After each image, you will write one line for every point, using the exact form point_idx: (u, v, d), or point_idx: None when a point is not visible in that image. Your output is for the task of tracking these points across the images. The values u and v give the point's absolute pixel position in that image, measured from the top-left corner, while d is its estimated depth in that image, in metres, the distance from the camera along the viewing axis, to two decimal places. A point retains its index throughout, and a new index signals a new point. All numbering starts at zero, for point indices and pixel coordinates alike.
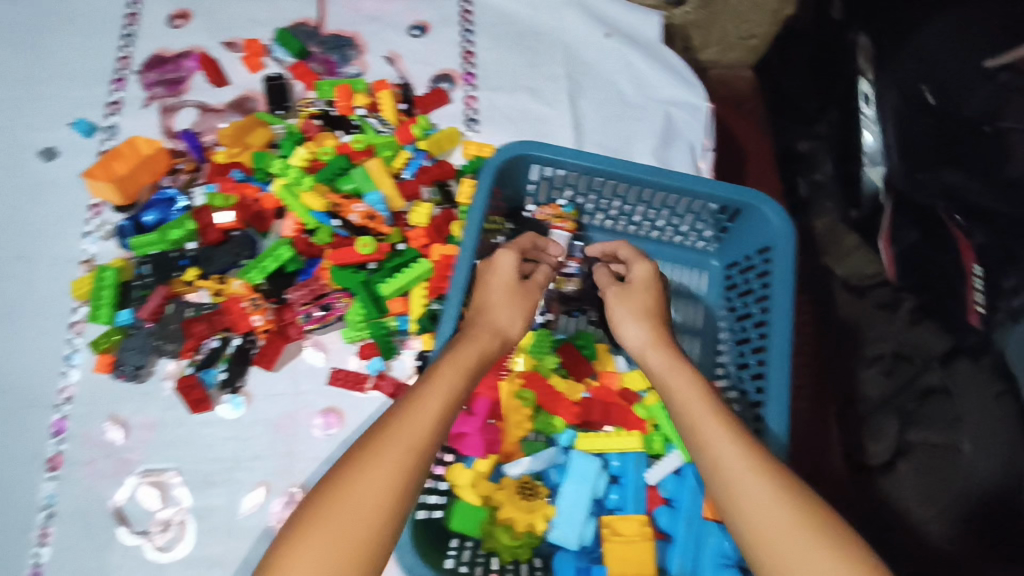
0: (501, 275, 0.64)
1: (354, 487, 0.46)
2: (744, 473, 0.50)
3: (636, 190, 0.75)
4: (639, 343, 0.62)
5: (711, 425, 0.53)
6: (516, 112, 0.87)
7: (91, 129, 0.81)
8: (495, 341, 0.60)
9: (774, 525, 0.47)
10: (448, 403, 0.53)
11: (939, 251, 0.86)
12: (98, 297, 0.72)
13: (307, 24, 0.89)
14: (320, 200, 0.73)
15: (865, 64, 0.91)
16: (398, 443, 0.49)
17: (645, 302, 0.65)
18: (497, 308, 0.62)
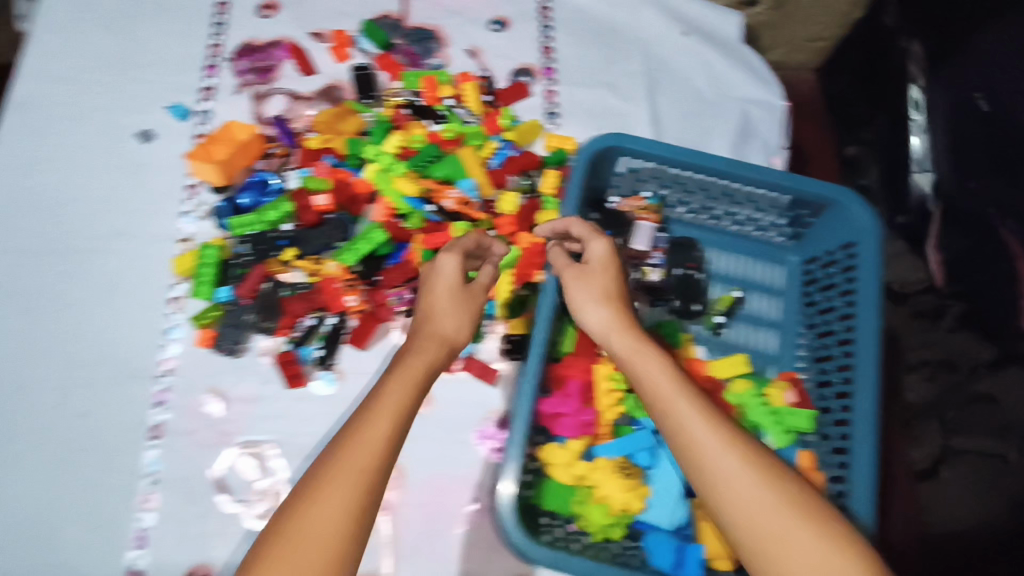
0: (443, 280, 0.64)
1: (319, 509, 0.48)
2: (721, 462, 0.49)
3: (721, 185, 0.75)
4: (602, 328, 0.60)
5: (684, 414, 0.52)
6: (595, 107, 0.89)
7: (186, 113, 0.84)
8: (441, 346, 0.60)
9: (757, 516, 0.47)
10: (399, 417, 0.53)
11: (992, 259, 0.85)
12: (200, 274, 0.75)
13: (390, 16, 0.91)
14: (413, 185, 0.76)
15: (915, 71, 0.93)
16: (356, 463, 0.50)
17: (606, 284, 0.61)
18: (445, 312, 0.62)
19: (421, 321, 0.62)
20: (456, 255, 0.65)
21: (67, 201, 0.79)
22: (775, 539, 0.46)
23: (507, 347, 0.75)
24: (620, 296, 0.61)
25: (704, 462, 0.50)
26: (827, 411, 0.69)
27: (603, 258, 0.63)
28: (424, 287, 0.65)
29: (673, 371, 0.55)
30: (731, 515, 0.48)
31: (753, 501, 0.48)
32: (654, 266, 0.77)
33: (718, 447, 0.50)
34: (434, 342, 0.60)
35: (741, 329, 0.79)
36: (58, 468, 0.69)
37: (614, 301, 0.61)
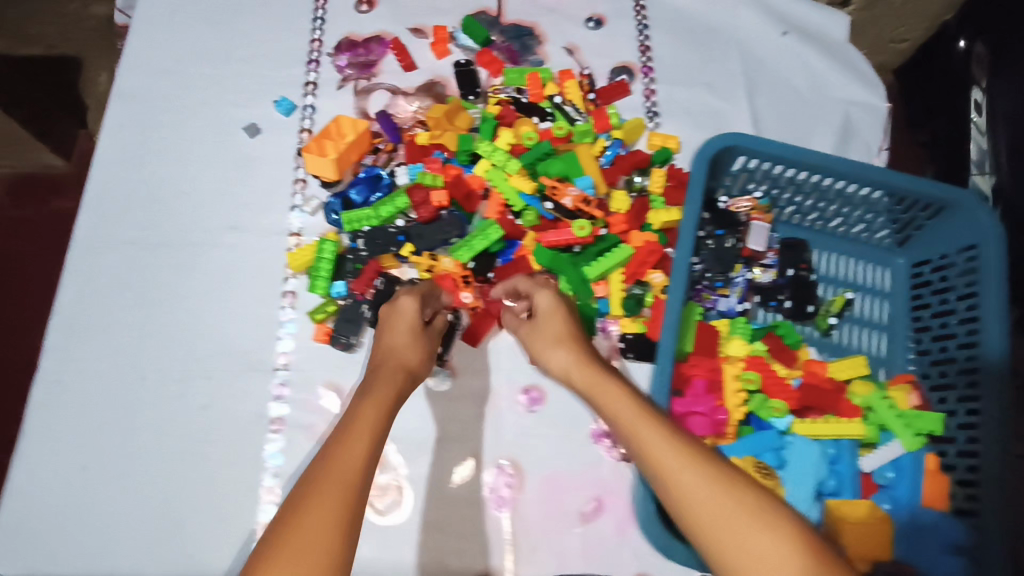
0: (402, 319, 0.63)
1: (298, 533, 0.43)
2: (679, 472, 0.46)
3: (837, 185, 0.75)
4: (564, 366, 0.59)
5: (647, 435, 0.49)
6: (695, 106, 0.88)
7: (291, 108, 0.84)
8: (404, 375, 0.59)
9: (727, 524, 0.43)
10: (373, 435, 0.50)
11: None
12: (317, 267, 0.75)
13: (487, 12, 0.91)
14: (530, 183, 0.76)
15: (978, 73, 0.93)
16: (330, 479, 0.46)
17: (557, 329, 0.61)
18: (401, 346, 0.61)
19: (379, 356, 0.60)
20: (415, 295, 0.65)
21: (180, 195, 0.80)
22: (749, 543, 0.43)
23: (623, 346, 0.74)
24: (578, 336, 0.61)
25: (668, 479, 0.46)
26: (950, 416, 0.68)
27: (552, 303, 0.64)
28: (382, 325, 0.64)
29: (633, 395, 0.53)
30: (696, 530, 0.44)
31: (720, 507, 0.44)
32: (767, 267, 0.77)
33: (674, 456, 0.47)
34: (398, 370, 0.58)
35: (852, 331, 0.78)
36: (181, 459, 0.70)
37: (570, 340, 0.60)
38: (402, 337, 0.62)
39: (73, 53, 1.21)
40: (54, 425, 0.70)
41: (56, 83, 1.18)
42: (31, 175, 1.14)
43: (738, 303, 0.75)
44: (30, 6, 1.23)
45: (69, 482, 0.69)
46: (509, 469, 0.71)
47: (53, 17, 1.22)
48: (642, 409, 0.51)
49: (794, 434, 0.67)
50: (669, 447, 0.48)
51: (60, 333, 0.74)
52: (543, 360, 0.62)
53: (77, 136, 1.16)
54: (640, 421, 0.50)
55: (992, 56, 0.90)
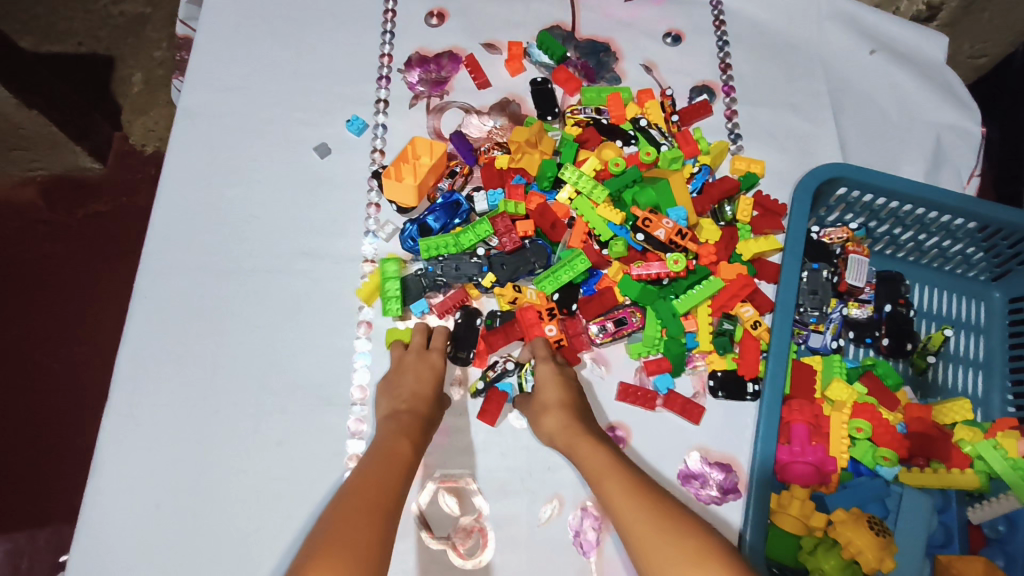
0: (429, 367, 0.68)
1: (345, 534, 0.48)
2: (628, 512, 0.52)
3: (936, 217, 0.72)
4: (554, 428, 0.64)
5: (608, 484, 0.56)
6: (779, 128, 0.84)
7: (362, 127, 0.81)
8: (426, 425, 0.65)
9: (660, 552, 0.48)
10: (404, 474, 0.57)
11: None
12: (386, 292, 0.72)
13: (562, 27, 0.88)
14: (619, 213, 0.74)
15: None
16: (373, 501, 0.53)
17: (554, 394, 0.66)
18: (417, 386, 0.66)
19: (405, 399, 0.65)
20: (441, 352, 0.70)
21: (248, 218, 0.77)
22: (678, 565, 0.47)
23: (713, 383, 0.72)
24: (574, 401, 0.66)
25: (621, 515, 0.52)
26: None
27: (551, 373, 0.67)
28: (406, 370, 0.68)
29: (597, 446, 0.59)
30: (637, 550, 0.50)
31: (656, 539, 0.49)
32: (865, 302, 0.73)
33: (630, 500, 0.53)
34: (420, 418, 0.64)
35: (947, 368, 0.75)
36: (258, 498, 0.68)
37: (561, 406, 0.65)
38: (424, 387, 0.67)
39: (101, 50, 1.13)
40: (127, 460, 0.68)
41: (84, 80, 1.10)
42: (67, 180, 1.09)
43: (833, 339, 0.72)
44: None
45: (143, 522, 0.66)
46: (594, 511, 0.68)
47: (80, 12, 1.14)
48: (609, 460, 0.58)
49: (902, 484, 0.64)
50: (623, 494, 0.54)
51: (128, 363, 0.71)
52: (536, 424, 0.66)
53: (112, 139, 1.11)
54: (610, 474, 0.56)
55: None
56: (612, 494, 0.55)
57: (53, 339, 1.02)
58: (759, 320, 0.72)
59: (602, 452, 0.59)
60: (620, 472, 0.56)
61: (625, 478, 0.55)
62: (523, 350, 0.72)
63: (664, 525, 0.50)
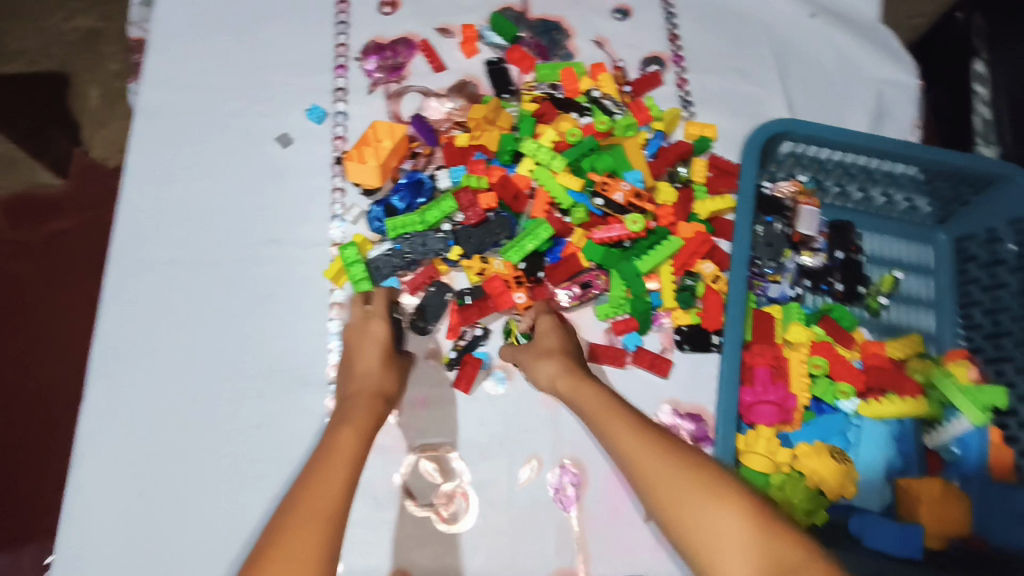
0: (372, 341, 0.67)
1: (289, 552, 0.45)
2: (613, 429, 0.54)
3: (881, 165, 0.75)
4: (555, 376, 0.63)
5: (592, 406, 0.57)
6: (728, 93, 0.88)
7: (322, 116, 0.83)
8: (382, 403, 0.62)
9: (640, 461, 0.50)
10: (354, 462, 0.53)
11: None
12: (351, 275, 0.73)
13: (513, 8, 0.90)
14: (578, 179, 0.75)
15: (979, 44, 0.93)
16: (320, 497, 0.48)
17: (548, 344, 0.66)
18: (368, 366, 0.65)
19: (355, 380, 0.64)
20: (386, 319, 0.68)
21: (214, 211, 0.79)
22: (693, 510, 0.46)
23: (679, 338, 0.74)
24: (570, 351, 0.66)
25: (606, 430, 0.55)
26: (1013, 389, 0.69)
27: (552, 326, 0.68)
28: (354, 347, 0.67)
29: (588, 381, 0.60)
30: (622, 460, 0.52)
31: (664, 477, 0.48)
32: (817, 251, 0.76)
33: (614, 418, 0.55)
34: (369, 396, 0.62)
35: (901, 309, 0.78)
36: (240, 481, 0.69)
37: (558, 352, 0.65)
38: (372, 363, 0.65)
39: (57, 67, 1.13)
40: (107, 454, 0.69)
41: (45, 96, 1.11)
42: (28, 198, 1.07)
43: (790, 288, 0.75)
44: (9, 18, 1.15)
45: (127, 511, 0.67)
46: (572, 468, 0.70)
47: (34, 29, 1.15)
48: (597, 392, 0.59)
49: (863, 417, 0.67)
50: (632, 437, 0.52)
51: (102, 359, 0.72)
52: (532, 371, 0.67)
53: (72, 154, 1.09)
54: (615, 420, 0.55)
55: (993, 28, 0.92)
56: (618, 436, 0.53)
57: (25, 353, 1.01)
58: (719, 275, 0.76)
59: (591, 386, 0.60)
60: (623, 417, 0.55)
61: (630, 423, 0.54)
62: (523, 320, 0.73)
63: (677, 469, 0.48)
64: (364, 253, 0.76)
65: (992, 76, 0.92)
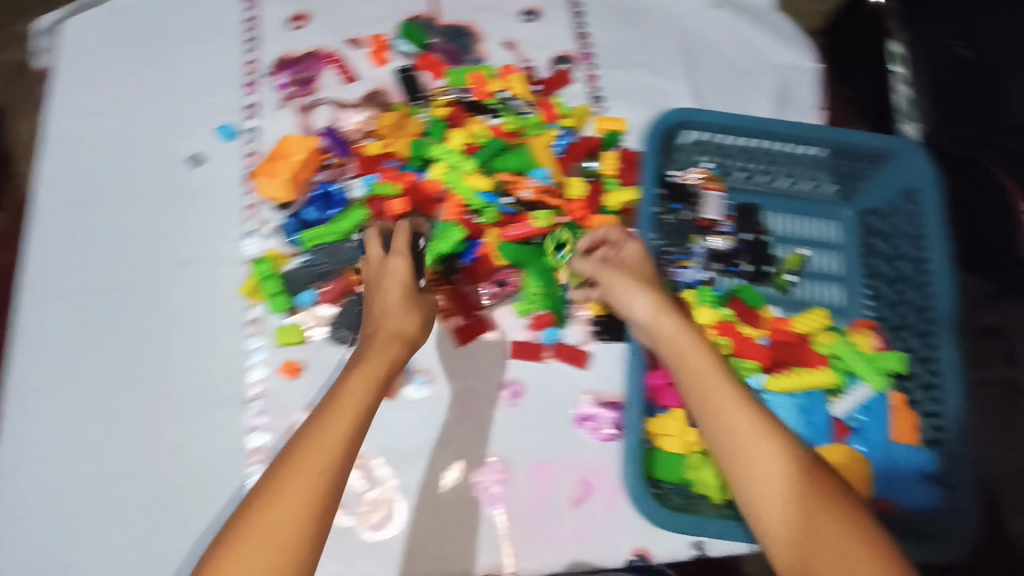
0: (394, 279, 0.62)
1: (285, 489, 0.46)
2: (693, 364, 0.56)
3: (782, 147, 0.78)
4: (651, 313, 0.60)
5: (671, 334, 0.58)
6: (637, 86, 0.90)
7: (233, 133, 0.84)
8: (398, 344, 0.58)
9: (717, 404, 0.53)
10: (365, 407, 0.52)
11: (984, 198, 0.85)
12: (267, 289, 0.75)
13: (422, 16, 0.91)
14: (487, 180, 0.77)
15: (895, 25, 0.93)
16: (326, 439, 0.48)
17: (638, 273, 0.63)
18: (393, 307, 0.60)
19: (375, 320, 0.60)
20: (405, 255, 0.63)
21: (128, 235, 0.79)
22: (752, 489, 0.50)
23: (595, 328, 0.76)
24: (653, 285, 0.63)
25: (683, 358, 0.56)
26: (914, 353, 0.72)
27: (636, 258, 0.65)
28: (374, 284, 0.62)
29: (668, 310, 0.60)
30: (699, 391, 0.54)
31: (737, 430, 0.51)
32: (724, 233, 0.79)
33: (692, 352, 0.56)
34: (393, 340, 0.58)
35: (811, 285, 0.81)
36: (164, 504, 0.69)
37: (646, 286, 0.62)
38: (393, 301, 0.60)
39: None
40: (30, 487, 0.69)
41: None
42: None
43: (700, 272, 0.77)
44: None
45: (52, 542, 0.67)
46: (497, 465, 0.71)
47: None
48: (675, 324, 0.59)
49: (770, 392, 0.69)
50: (733, 406, 0.52)
51: (20, 391, 0.72)
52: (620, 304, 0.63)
53: None
54: (716, 381, 0.54)
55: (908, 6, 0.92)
56: (715, 397, 0.53)
57: None
58: None
59: (669, 318, 0.59)
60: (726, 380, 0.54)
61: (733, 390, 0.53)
62: (584, 239, 0.69)
63: (764, 450, 0.50)
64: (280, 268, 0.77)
65: (911, 55, 0.91)
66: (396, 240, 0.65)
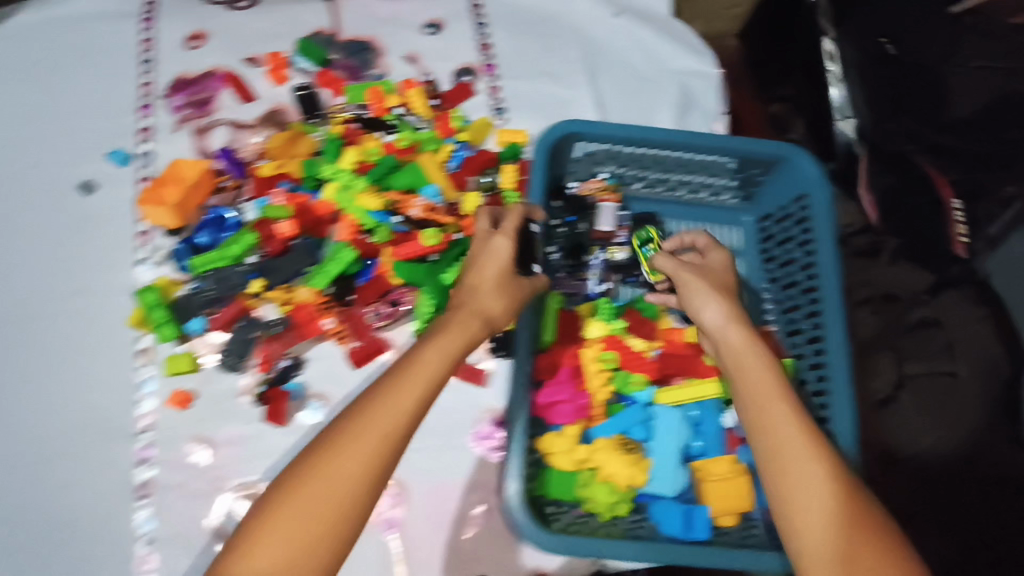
0: (494, 257, 0.60)
1: (342, 455, 0.47)
2: (749, 374, 0.56)
3: (674, 156, 0.77)
4: (720, 320, 0.59)
5: (732, 342, 0.58)
6: (540, 97, 0.89)
7: (126, 158, 0.82)
8: (478, 323, 0.56)
9: (771, 416, 0.53)
10: (429, 388, 0.51)
11: (917, 193, 0.89)
12: (154, 319, 0.73)
13: (323, 32, 0.90)
14: (377, 200, 0.76)
15: (825, 24, 0.91)
16: (385, 416, 0.49)
17: (721, 284, 0.63)
18: (488, 286, 0.58)
19: (460, 293, 0.58)
20: (511, 236, 0.61)
21: (12, 267, 0.77)
22: (796, 510, 0.49)
23: (493, 345, 0.75)
24: (733, 295, 0.62)
25: (740, 368, 0.56)
26: (804, 358, 0.72)
27: (720, 267, 0.65)
28: (474, 256, 0.61)
29: (738, 321, 0.60)
30: (751, 399, 0.55)
31: (789, 448, 0.51)
32: (622, 245, 0.76)
33: (753, 365, 0.56)
34: (475, 319, 0.56)
35: None
36: (43, 545, 0.67)
37: (723, 296, 0.61)
38: (489, 276, 0.59)
39: None
40: None
41: None
42: None
43: (598, 285, 0.76)
44: None
45: None
46: (393, 489, 0.70)
47: None
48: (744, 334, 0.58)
49: (658, 403, 0.69)
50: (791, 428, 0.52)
51: None
52: (691, 308, 0.62)
53: None
54: (771, 395, 0.54)
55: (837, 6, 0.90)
56: (769, 411, 0.53)
57: None
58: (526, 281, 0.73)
59: (735, 329, 0.59)
60: (786, 399, 0.54)
61: (791, 411, 0.53)
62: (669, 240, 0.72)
63: (812, 477, 0.50)
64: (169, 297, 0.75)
65: (841, 52, 0.91)
66: (506, 215, 0.64)
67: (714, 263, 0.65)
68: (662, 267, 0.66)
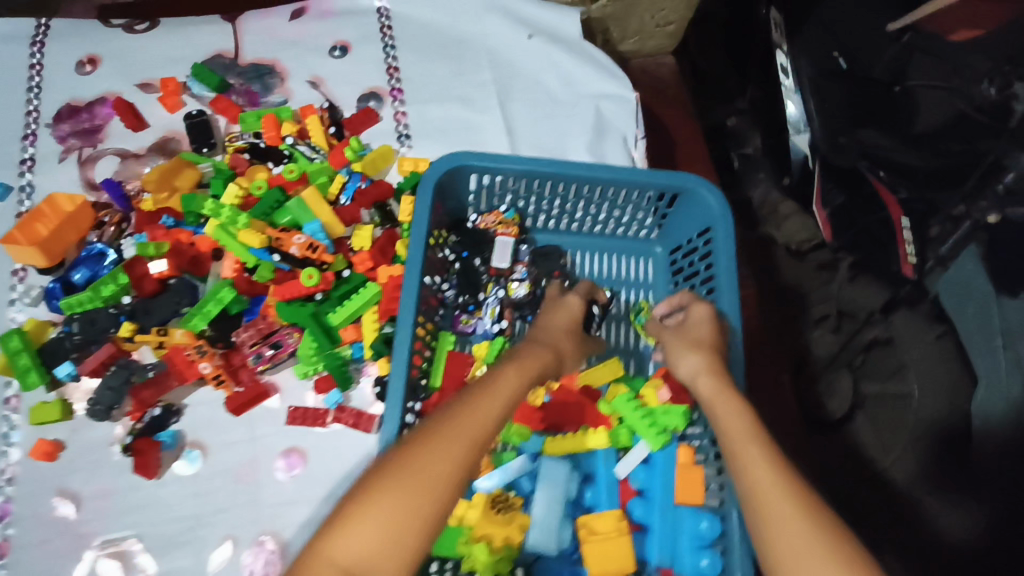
0: (567, 310, 0.66)
1: (434, 444, 0.48)
2: (728, 425, 0.54)
3: (576, 188, 0.74)
4: (693, 371, 0.60)
5: (709, 392, 0.58)
6: (449, 122, 0.86)
7: (5, 190, 0.78)
8: (551, 357, 0.59)
9: (748, 468, 0.51)
10: (513, 400, 0.53)
11: (866, 211, 0.77)
12: (17, 366, 0.68)
13: (223, 56, 0.86)
14: (258, 236, 0.72)
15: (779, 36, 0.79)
16: (475, 417, 0.50)
17: (700, 335, 0.62)
18: (558, 329, 0.63)
19: (532, 331, 0.62)
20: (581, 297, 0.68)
21: None
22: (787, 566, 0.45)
23: (379, 389, 0.71)
24: (718, 347, 0.62)
25: (718, 420, 0.55)
26: None
27: (705, 316, 0.64)
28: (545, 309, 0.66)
29: (715, 369, 0.59)
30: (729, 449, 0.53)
31: (773, 499, 0.48)
32: (519, 280, 0.74)
33: (728, 417, 0.55)
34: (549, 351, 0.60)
35: (614, 328, 0.78)
36: None
37: (705, 346, 0.61)
38: (564, 322, 0.64)
39: None
40: None
41: None
42: None
43: (493, 324, 0.73)
44: None
45: None
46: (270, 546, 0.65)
47: None
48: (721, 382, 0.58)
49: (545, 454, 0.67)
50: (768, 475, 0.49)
51: None
52: (672, 360, 0.63)
53: None
54: (748, 442, 0.52)
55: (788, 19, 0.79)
56: (746, 459, 0.51)
57: None
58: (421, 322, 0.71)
59: (708, 377, 0.59)
60: (761, 446, 0.52)
61: (768, 459, 0.51)
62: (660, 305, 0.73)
63: (811, 536, 0.45)
64: (38, 340, 0.71)
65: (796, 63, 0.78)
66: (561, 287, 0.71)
67: (698, 314, 0.65)
68: (654, 326, 0.69)
